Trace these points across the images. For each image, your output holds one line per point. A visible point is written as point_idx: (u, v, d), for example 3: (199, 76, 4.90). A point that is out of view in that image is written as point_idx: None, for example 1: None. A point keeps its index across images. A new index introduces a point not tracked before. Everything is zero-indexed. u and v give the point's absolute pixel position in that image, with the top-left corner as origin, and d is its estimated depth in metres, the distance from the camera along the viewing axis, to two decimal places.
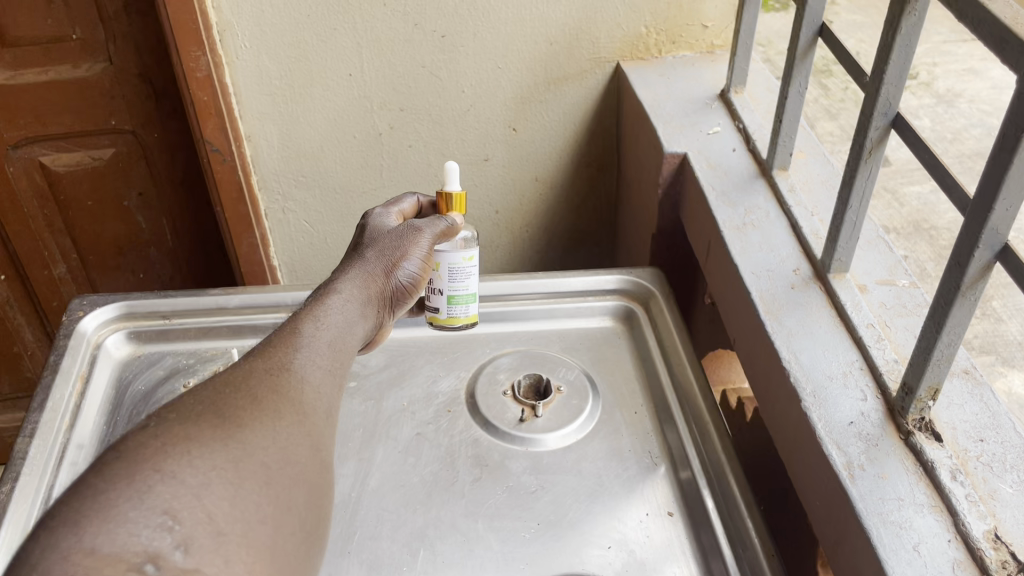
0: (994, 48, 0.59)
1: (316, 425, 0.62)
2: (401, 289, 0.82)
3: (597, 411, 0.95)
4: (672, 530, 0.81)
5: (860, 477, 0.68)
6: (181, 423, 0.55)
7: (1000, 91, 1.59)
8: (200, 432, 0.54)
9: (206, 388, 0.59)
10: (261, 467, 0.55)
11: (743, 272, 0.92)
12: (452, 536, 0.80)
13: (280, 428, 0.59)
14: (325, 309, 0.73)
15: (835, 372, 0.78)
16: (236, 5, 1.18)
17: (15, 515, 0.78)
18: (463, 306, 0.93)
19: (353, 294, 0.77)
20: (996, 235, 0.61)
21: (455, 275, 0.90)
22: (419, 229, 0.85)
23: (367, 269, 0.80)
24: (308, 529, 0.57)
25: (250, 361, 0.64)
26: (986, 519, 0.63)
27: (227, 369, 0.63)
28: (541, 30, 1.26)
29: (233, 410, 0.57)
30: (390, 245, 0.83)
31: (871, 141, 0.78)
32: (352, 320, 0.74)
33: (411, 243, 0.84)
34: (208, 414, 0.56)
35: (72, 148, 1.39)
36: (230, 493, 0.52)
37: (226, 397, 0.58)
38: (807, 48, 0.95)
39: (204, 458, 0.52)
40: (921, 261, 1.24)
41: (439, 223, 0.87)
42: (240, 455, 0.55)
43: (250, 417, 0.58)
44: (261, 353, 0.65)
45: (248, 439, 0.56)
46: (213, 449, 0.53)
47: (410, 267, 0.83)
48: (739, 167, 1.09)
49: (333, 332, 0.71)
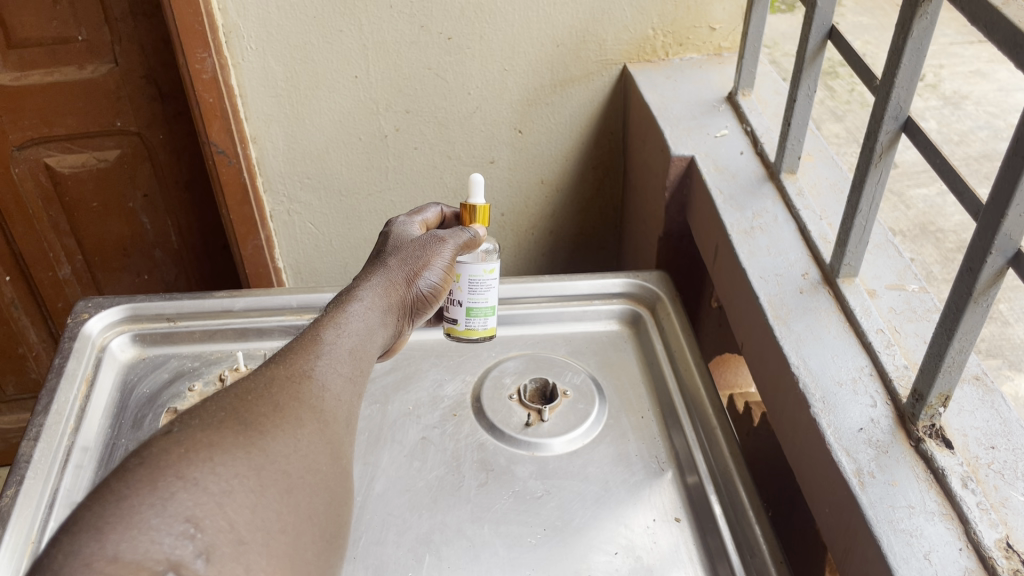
0: (1007, 52, 0.59)
1: (335, 433, 0.62)
2: (422, 297, 0.82)
3: (604, 416, 0.94)
4: (681, 537, 0.80)
5: (870, 485, 0.67)
6: (201, 429, 0.54)
7: (1007, 93, 1.58)
8: (222, 438, 0.54)
9: (225, 396, 0.59)
10: (281, 475, 0.55)
11: (751, 277, 0.91)
12: (457, 541, 0.79)
13: (301, 436, 0.58)
14: (345, 316, 0.72)
15: (845, 378, 0.78)
16: (242, 6, 1.17)
17: (20, 518, 0.77)
18: (481, 319, 0.93)
19: (375, 301, 0.76)
20: (1010, 241, 0.60)
21: (475, 287, 0.90)
22: (442, 238, 0.85)
23: (389, 276, 0.80)
24: (327, 538, 0.57)
25: (269, 369, 0.63)
26: (998, 527, 0.63)
27: (247, 376, 0.63)
28: (548, 31, 1.26)
29: (255, 417, 0.57)
30: (411, 253, 0.83)
31: (882, 145, 0.77)
32: (372, 328, 0.74)
33: (433, 252, 0.83)
34: (230, 420, 0.56)
35: (78, 150, 1.39)
36: (251, 502, 0.52)
37: (248, 404, 0.58)
38: (816, 51, 0.94)
39: (226, 466, 0.52)
40: (928, 264, 1.23)
41: (462, 234, 0.87)
42: (262, 462, 0.54)
43: (271, 424, 0.57)
44: (281, 359, 0.65)
45: (269, 446, 0.56)
46: (234, 456, 0.53)
47: (431, 276, 0.82)
48: (747, 170, 1.08)
49: (353, 339, 0.71)
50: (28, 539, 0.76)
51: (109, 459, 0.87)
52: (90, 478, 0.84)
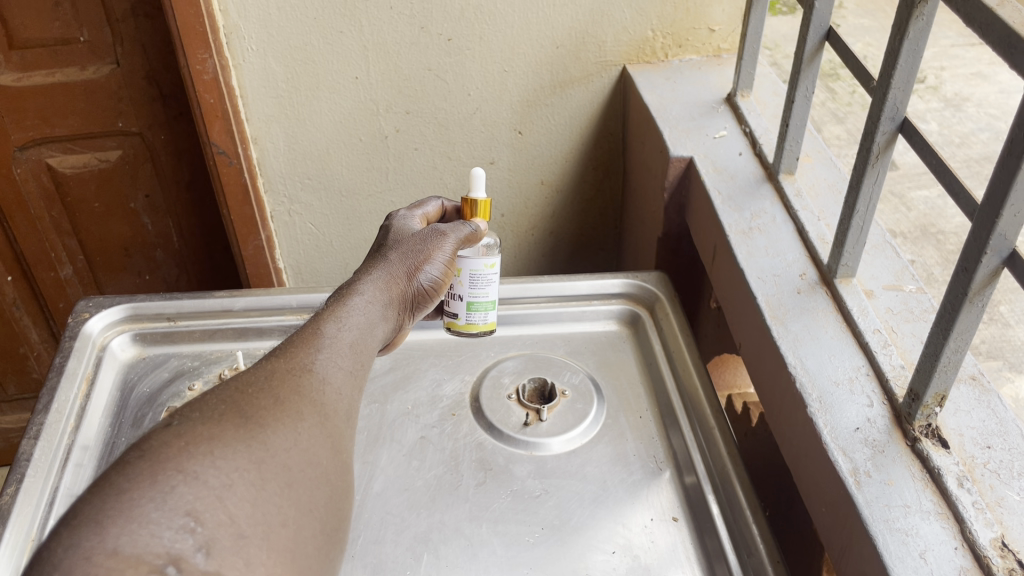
0: (1002, 53, 0.59)
1: (336, 427, 0.63)
2: (423, 292, 0.83)
3: (602, 415, 0.94)
4: (678, 535, 0.81)
5: (866, 484, 0.68)
6: (202, 423, 0.55)
7: (1008, 95, 1.57)
8: (222, 431, 0.54)
9: (226, 389, 0.59)
10: (282, 469, 0.56)
11: (749, 277, 0.92)
12: (456, 539, 0.80)
13: (302, 430, 0.59)
14: (347, 310, 0.73)
15: (842, 378, 0.78)
16: (243, 7, 1.18)
17: (20, 517, 0.78)
18: (481, 314, 0.93)
19: (375, 295, 0.77)
20: (1005, 241, 0.60)
21: (475, 282, 0.90)
22: (443, 233, 0.86)
23: (390, 271, 0.80)
24: (327, 532, 0.58)
25: (270, 362, 0.64)
26: (993, 527, 0.63)
27: (247, 370, 0.63)
28: (547, 33, 1.26)
29: (256, 411, 0.58)
30: (413, 248, 0.83)
31: (878, 145, 0.77)
32: (373, 322, 0.74)
33: (434, 247, 0.84)
34: (230, 414, 0.56)
35: (79, 150, 1.40)
36: (252, 495, 0.52)
37: (250, 398, 0.58)
38: (814, 52, 0.95)
39: (227, 459, 0.53)
40: (929, 265, 1.23)
41: (463, 229, 0.88)
42: (263, 456, 0.55)
43: (272, 418, 0.58)
44: (282, 353, 0.65)
45: (269, 440, 0.56)
46: (235, 449, 0.54)
47: (431, 271, 0.83)
48: (745, 171, 1.09)
49: (354, 333, 0.71)
50: (29, 537, 0.77)
51: (109, 457, 0.87)
52: (90, 476, 0.85)
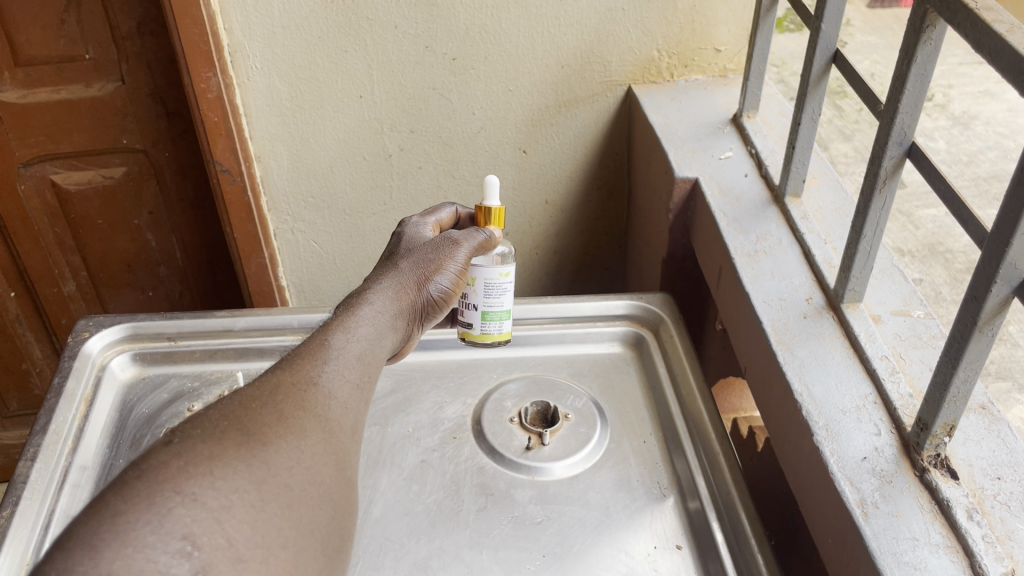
0: (1011, 79, 0.58)
1: (341, 443, 0.62)
2: (432, 302, 0.82)
3: (605, 439, 0.93)
4: (682, 563, 0.79)
5: (874, 515, 0.66)
6: (202, 441, 0.54)
7: (1017, 113, 1.55)
8: (223, 450, 0.54)
9: (229, 406, 0.58)
10: (284, 488, 0.55)
11: (754, 301, 0.91)
12: (456, 567, 0.78)
13: (305, 447, 0.58)
14: (355, 321, 0.72)
15: (848, 406, 0.77)
16: (248, 27, 1.18)
17: (15, 540, 0.77)
18: (496, 323, 0.92)
19: (385, 305, 0.76)
20: (1015, 270, 0.59)
21: (491, 291, 0.90)
22: (455, 241, 0.85)
23: (400, 280, 0.80)
24: (329, 552, 0.57)
25: (275, 374, 0.63)
26: (1003, 561, 0.61)
27: (252, 382, 0.62)
28: (552, 52, 1.26)
29: (259, 427, 0.57)
30: (424, 257, 0.82)
31: (886, 170, 0.77)
32: (382, 332, 0.74)
33: (446, 257, 0.83)
34: (232, 431, 0.55)
35: (84, 167, 1.40)
36: (252, 517, 0.52)
37: (253, 413, 0.58)
38: (821, 74, 0.94)
39: (226, 480, 0.52)
40: (937, 284, 1.22)
41: (477, 236, 0.87)
42: (263, 476, 0.54)
43: (275, 435, 0.57)
44: (288, 365, 0.64)
45: (271, 458, 0.55)
46: (236, 469, 0.53)
47: (442, 280, 0.82)
48: (751, 193, 1.08)
49: (362, 345, 0.70)
50: (24, 560, 0.76)
51: (106, 479, 0.86)
52: (86, 497, 0.84)
